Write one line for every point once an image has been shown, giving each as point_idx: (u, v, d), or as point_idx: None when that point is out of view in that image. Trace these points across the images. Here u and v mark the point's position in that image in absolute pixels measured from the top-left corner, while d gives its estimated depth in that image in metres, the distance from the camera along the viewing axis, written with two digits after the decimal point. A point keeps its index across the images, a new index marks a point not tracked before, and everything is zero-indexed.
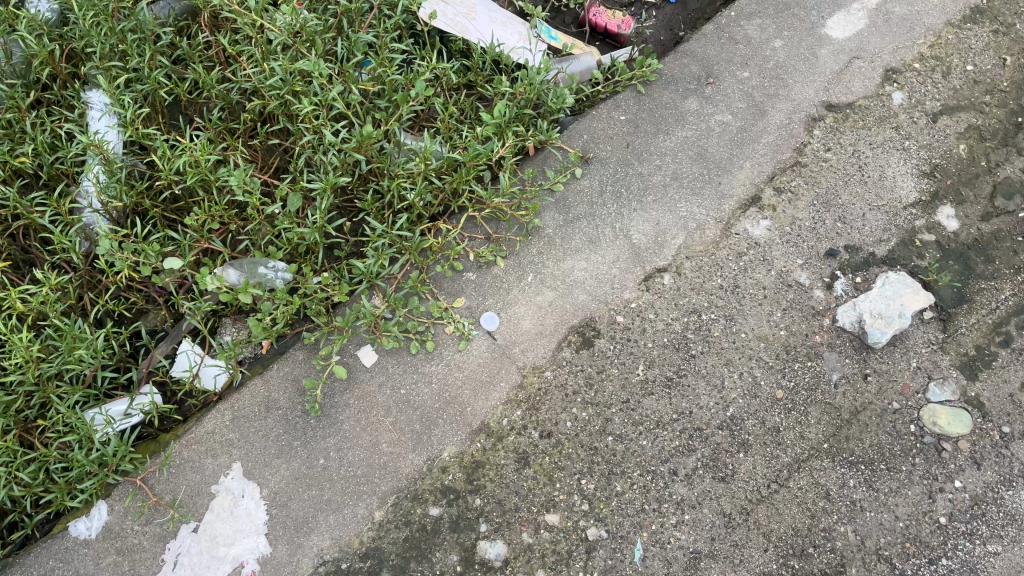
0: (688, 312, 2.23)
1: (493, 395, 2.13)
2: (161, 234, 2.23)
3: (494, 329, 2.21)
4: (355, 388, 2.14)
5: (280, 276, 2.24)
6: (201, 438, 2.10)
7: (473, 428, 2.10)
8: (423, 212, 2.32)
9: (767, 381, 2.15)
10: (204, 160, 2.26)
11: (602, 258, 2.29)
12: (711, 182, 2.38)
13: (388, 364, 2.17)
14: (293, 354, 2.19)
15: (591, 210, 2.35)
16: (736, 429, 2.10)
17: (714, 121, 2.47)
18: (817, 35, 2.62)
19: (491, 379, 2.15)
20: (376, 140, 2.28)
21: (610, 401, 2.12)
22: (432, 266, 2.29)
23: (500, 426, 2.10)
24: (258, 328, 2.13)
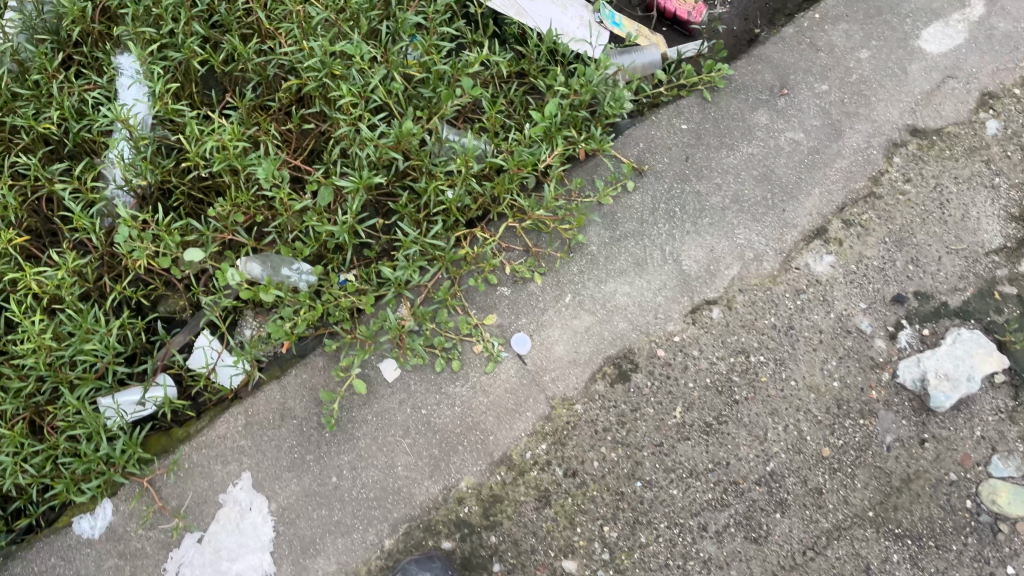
0: (736, 352, 2.07)
1: (518, 425, 2.01)
2: (184, 221, 2.10)
3: (525, 352, 2.07)
4: (373, 403, 2.03)
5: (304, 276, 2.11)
6: (212, 442, 2.02)
7: (493, 458, 1.98)
8: (460, 217, 2.16)
9: (813, 437, 2.00)
10: (233, 146, 2.11)
11: (647, 283, 2.12)
12: (774, 209, 2.19)
13: (410, 381, 2.05)
14: (312, 359, 2.08)
15: (641, 228, 2.17)
16: (775, 486, 1.96)
17: (784, 138, 2.26)
18: (909, 48, 2.37)
19: (517, 407, 2.02)
20: (416, 137, 2.12)
21: (642, 443, 1.99)
22: (464, 278, 2.15)
23: (523, 459, 1.98)
24: (277, 334, 2.02)
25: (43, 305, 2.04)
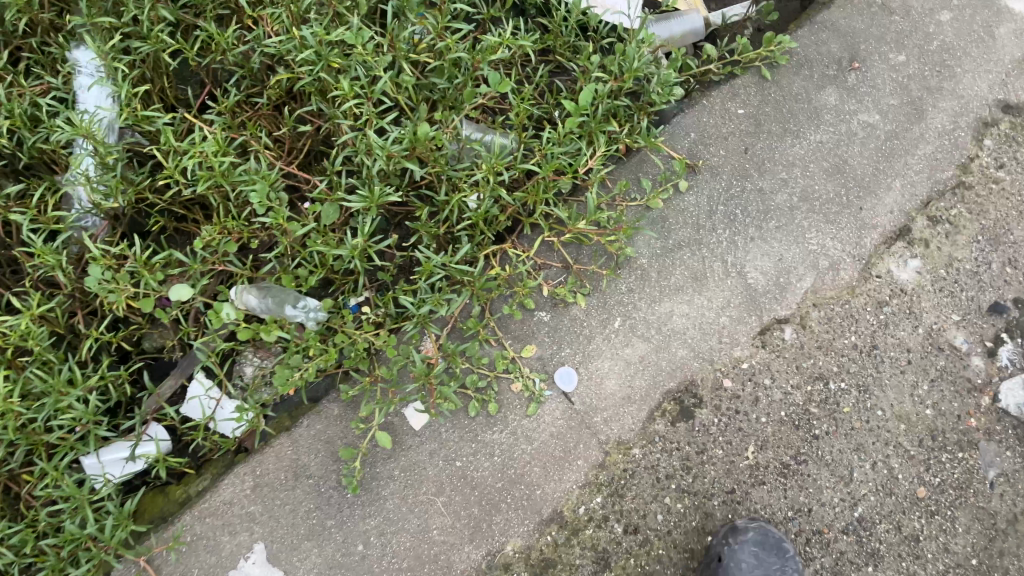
0: (813, 379, 1.80)
1: (568, 477, 1.75)
2: (166, 253, 1.77)
3: (571, 389, 1.80)
4: (401, 457, 1.76)
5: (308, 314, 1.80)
6: (217, 510, 1.74)
7: (542, 516, 1.73)
8: (488, 232, 1.86)
9: (906, 475, 1.75)
10: (218, 162, 1.77)
11: (708, 302, 1.84)
12: (850, 207, 1.89)
13: (441, 429, 1.78)
14: (326, 406, 1.80)
15: (697, 236, 1.88)
16: (866, 535, 1.72)
17: (857, 122, 1.95)
18: (995, 8, 2.08)
19: (565, 455, 1.76)
20: (434, 140, 1.79)
21: (711, 491, 1.75)
22: (497, 304, 1.86)
23: (576, 516, 1.73)
24: (284, 384, 1.73)
25: (7, 358, 1.73)
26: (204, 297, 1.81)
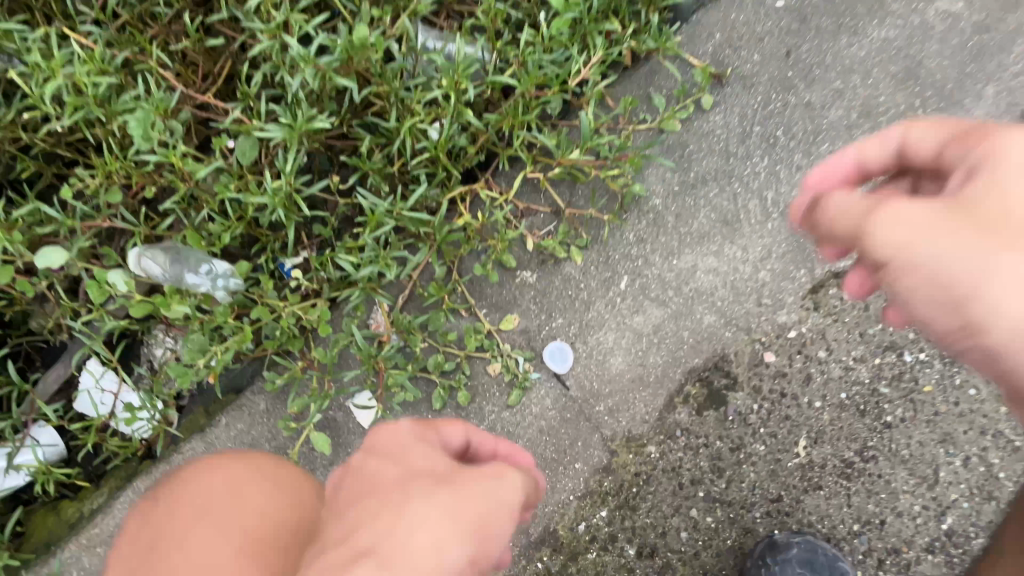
0: (883, 350, 1.37)
1: (563, 486, 1.34)
2: (31, 208, 1.35)
3: (565, 371, 1.39)
4: (347, 464, 1.37)
5: (206, 286, 1.34)
6: (110, 535, 1.43)
7: (529, 538, 1.33)
8: (455, 169, 1.42)
9: (1007, 475, 1.33)
10: (90, 85, 1.33)
11: (742, 253, 1.41)
12: (927, 122, 1.42)
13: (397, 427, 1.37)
14: (249, 401, 1.41)
15: (727, 166, 1.44)
16: (952, 554, 1.33)
17: (934, 11, 1.48)
18: None
19: (558, 457, 1.35)
20: (375, 48, 1.34)
21: (750, 500, 1.34)
22: (467, 262, 1.43)
23: (574, 536, 1.33)
24: (182, 374, 1.32)
25: None
26: (88, 261, 1.41)
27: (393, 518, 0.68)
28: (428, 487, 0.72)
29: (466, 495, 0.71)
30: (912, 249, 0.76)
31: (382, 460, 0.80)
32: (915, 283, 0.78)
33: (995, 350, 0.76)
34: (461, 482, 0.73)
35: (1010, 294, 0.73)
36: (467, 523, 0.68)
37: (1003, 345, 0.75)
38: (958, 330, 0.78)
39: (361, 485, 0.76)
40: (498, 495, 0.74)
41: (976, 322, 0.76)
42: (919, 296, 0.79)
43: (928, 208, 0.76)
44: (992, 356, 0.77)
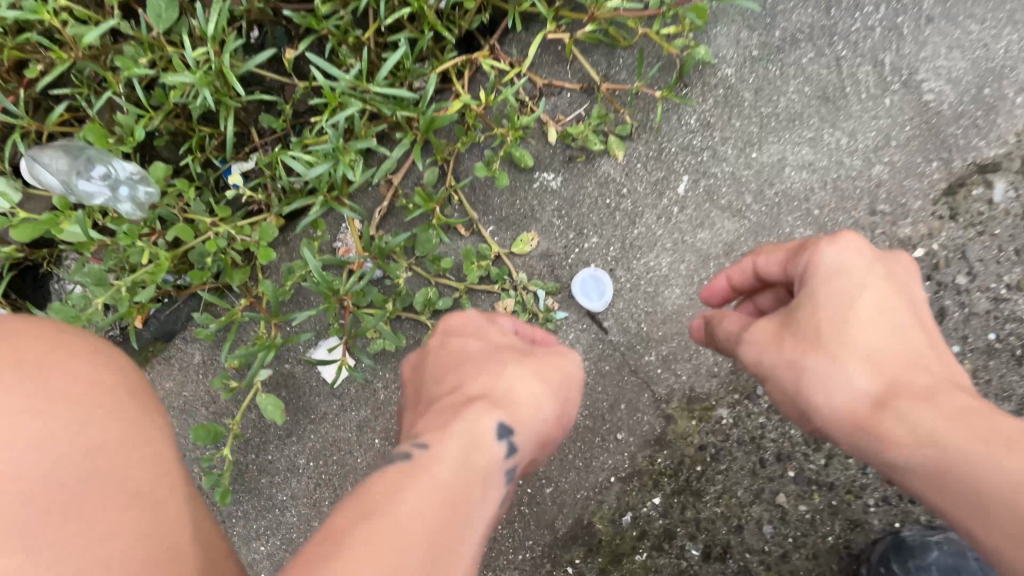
0: None
1: (602, 464, 0.98)
2: None
3: (602, 308, 1.01)
4: (311, 436, 1.02)
5: (104, 195, 0.98)
6: None
7: (554, 536, 0.98)
8: (448, 34, 1.01)
9: None
10: None
11: (849, 139, 1.01)
12: None
13: (376, 385, 1.01)
14: (179, 352, 1.06)
15: (831, 19, 1.01)
16: None
17: None
18: None
19: (595, 425, 0.99)
20: None
21: (862, 484, 0.96)
22: (467, 161, 1.04)
23: (616, 533, 0.98)
24: (70, 319, 0.94)
25: None
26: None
27: (509, 400, 0.68)
28: (523, 359, 0.73)
29: (558, 365, 0.75)
30: (850, 305, 0.63)
31: (460, 360, 0.76)
32: (821, 385, 0.62)
33: (854, 444, 0.60)
34: (549, 356, 0.75)
35: (829, 380, 0.61)
36: (563, 403, 0.72)
37: (888, 463, 0.58)
38: (787, 407, 0.66)
39: (448, 359, 0.77)
40: (546, 428, 0.71)
41: (796, 395, 0.64)
42: (762, 368, 0.67)
43: (822, 280, 0.65)
44: (855, 450, 0.61)
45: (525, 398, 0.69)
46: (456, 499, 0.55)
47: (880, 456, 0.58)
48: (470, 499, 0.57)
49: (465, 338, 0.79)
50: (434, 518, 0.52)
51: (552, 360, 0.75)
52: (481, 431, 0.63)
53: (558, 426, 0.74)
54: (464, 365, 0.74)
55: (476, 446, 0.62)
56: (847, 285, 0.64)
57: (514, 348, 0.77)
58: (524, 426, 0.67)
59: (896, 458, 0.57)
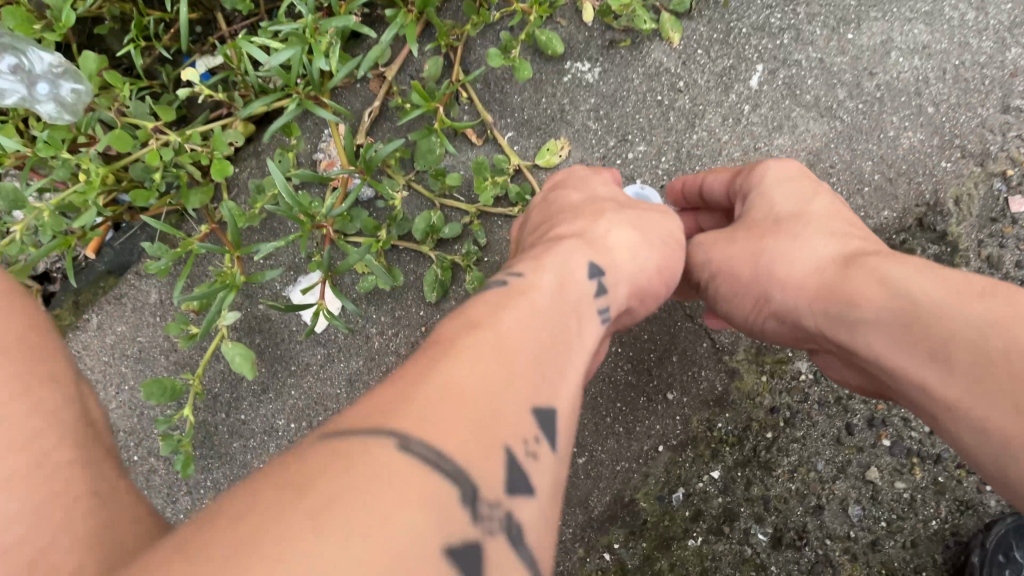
0: None
1: (648, 428, 0.80)
2: None
3: None
4: (291, 393, 0.84)
5: (19, 94, 0.79)
6: None
7: (588, 516, 0.81)
8: None
9: None
10: None
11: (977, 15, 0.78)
12: None
13: (372, 331, 0.83)
14: (132, 290, 0.87)
15: None
16: None
17: None
18: None
19: (641, 382, 0.80)
20: None
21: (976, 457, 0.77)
22: (480, 48, 0.82)
23: (665, 513, 0.79)
24: None
25: None
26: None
27: (602, 242, 0.63)
28: (619, 210, 0.68)
29: (657, 223, 0.68)
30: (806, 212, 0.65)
31: (557, 209, 0.70)
32: (785, 259, 0.62)
33: (823, 329, 0.58)
34: (647, 211, 0.69)
35: (788, 260, 0.62)
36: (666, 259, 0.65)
37: (860, 324, 0.54)
38: (756, 304, 0.65)
39: (541, 214, 0.71)
40: (643, 282, 0.64)
41: (762, 283, 0.63)
42: (724, 266, 0.66)
43: (757, 200, 0.68)
44: (824, 334, 0.58)
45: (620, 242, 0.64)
46: (558, 341, 0.48)
47: (844, 337, 0.56)
48: (564, 341, 0.49)
49: (547, 196, 0.73)
50: (534, 346, 0.45)
51: (650, 221, 0.68)
52: (568, 268, 0.57)
53: (654, 290, 0.66)
54: (554, 212, 0.69)
55: (564, 282, 0.55)
56: (801, 193, 0.66)
57: (614, 199, 0.70)
58: (615, 275, 0.60)
59: (860, 336, 0.54)
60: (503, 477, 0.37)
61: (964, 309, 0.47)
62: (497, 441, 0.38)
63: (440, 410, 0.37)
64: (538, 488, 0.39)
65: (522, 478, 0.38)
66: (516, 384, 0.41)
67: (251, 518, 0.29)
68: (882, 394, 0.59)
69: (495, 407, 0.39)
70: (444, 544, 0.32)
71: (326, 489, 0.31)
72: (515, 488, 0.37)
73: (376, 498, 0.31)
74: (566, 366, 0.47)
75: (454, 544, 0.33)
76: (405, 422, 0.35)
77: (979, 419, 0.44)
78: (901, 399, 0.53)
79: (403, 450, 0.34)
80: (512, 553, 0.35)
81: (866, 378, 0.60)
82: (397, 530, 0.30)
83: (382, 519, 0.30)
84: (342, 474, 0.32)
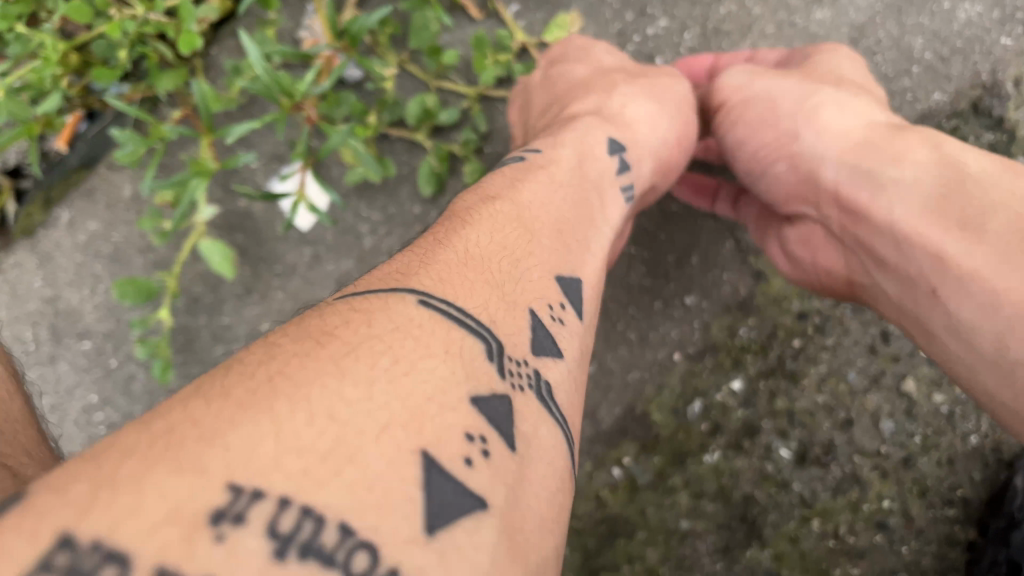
0: None
1: (665, 336, 0.73)
2: None
3: None
4: (276, 296, 0.77)
5: None
6: None
7: (596, 429, 0.74)
8: None
9: None
10: None
11: None
12: None
13: (363, 229, 0.76)
14: (104, 183, 0.80)
15: None
16: None
17: None
18: None
19: (658, 285, 0.73)
20: None
21: None
22: None
23: (681, 426, 0.73)
24: None
25: None
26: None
27: (620, 119, 0.61)
28: (631, 80, 0.65)
29: (671, 88, 0.65)
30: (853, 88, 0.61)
31: (566, 86, 0.66)
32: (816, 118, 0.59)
33: (841, 176, 0.55)
34: (656, 75, 0.66)
35: (828, 108, 0.58)
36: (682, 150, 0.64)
37: (883, 181, 0.52)
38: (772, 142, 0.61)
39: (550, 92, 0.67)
40: (665, 159, 0.62)
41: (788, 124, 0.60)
42: (754, 109, 0.62)
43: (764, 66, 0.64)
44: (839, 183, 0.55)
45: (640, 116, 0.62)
46: (577, 219, 0.51)
47: (868, 184, 0.53)
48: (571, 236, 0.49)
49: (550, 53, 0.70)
50: (551, 219, 0.48)
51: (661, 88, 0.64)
52: (587, 146, 0.57)
53: (675, 166, 0.65)
54: (563, 91, 0.66)
55: (583, 160, 0.56)
56: (856, 76, 0.63)
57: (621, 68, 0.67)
58: (639, 152, 0.60)
59: (893, 182, 0.51)
60: (527, 337, 0.39)
61: (1016, 181, 0.46)
62: (518, 305, 0.41)
63: (459, 273, 0.39)
64: (563, 350, 0.41)
65: (548, 340, 0.41)
66: (534, 260, 0.45)
67: (275, 370, 0.29)
68: (854, 278, 0.58)
69: (513, 279, 0.42)
70: (474, 392, 0.33)
71: (345, 342, 0.31)
72: (541, 350, 0.40)
73: (399, 346, 0.32)
74: (588, 241, 0.50)
75: (485, 395, 0.33)
76: (425, 280, 0.38)
77: (996, 288, 0.43)
78: (896, 271, 0.51)
79: (423, 304, 0.36)
80: (542, 404, 0.37)
81: (846, 255, 0.58)
82: (424, 380, 0.32)
83: (401, 367, 0.31)
84: (366, 328, 0.33)
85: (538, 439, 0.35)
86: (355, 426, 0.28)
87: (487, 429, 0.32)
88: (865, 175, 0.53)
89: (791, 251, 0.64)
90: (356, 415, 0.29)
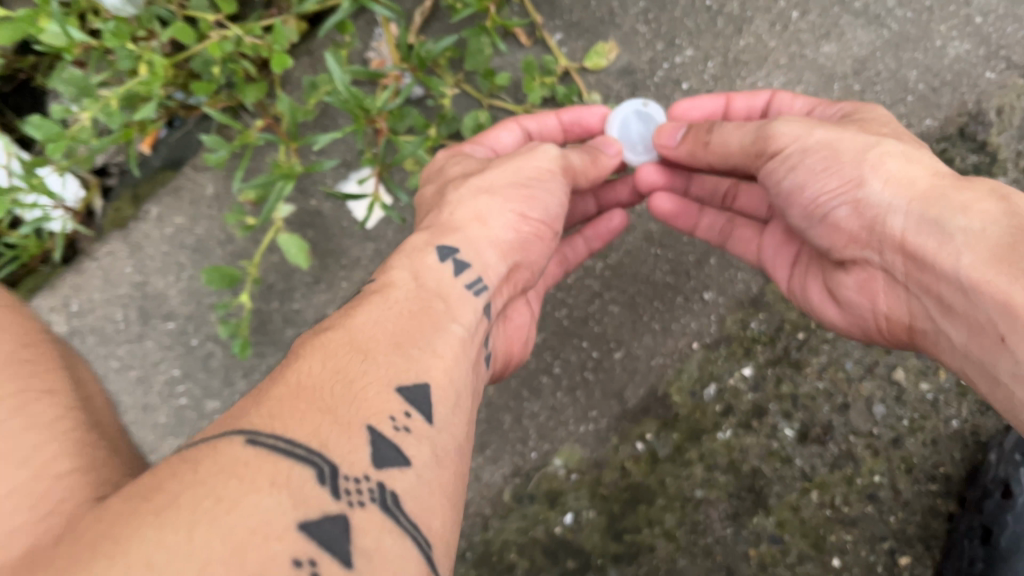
0: None
1: (683, 327, 0.84)
2: None
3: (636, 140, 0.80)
4: (342, 285, 0.87)
5: None
6: None
7: (623, 407, 0.84)
8: None
9: None
10: None
11: None
12: None
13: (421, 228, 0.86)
14: (189, 183, 0.90)
15: None
16: None
17: None
18: None
19: (679, 282, 0.84)
20: None
21: None
22: None
23: (697, 407, 0.83)
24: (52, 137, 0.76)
25: None
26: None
27: (462, 228, 0.64)
28: (477, 178, 0.68)
29: (520, 162, 0.69)
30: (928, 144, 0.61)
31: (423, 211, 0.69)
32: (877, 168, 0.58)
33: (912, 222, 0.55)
34: (507, 159, 0.69)
35: (902, 160, 0.58)
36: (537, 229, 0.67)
37: (948, 233, 0.52)
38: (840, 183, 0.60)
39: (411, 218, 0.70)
40: (529, 233, 0.66)
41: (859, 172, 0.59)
42: (808, 161, 0.62)
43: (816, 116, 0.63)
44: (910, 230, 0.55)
45: (490, 196, 0.66)
46: (413, 330, 0.53)
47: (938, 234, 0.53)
48: (414, 343, 0.52)
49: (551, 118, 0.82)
50: (388, 333, 0.52)
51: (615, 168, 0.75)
52: (422, 266, 0.60)
53: (540, 237, 0.68)
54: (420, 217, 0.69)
55: (421, 278, 0.59)
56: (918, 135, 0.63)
57: (464, 173, 0.70)
58: (476, 244, 0.63)
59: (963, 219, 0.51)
60: (364, 453, 0.43)
61: None
62: (357, 424, 0.44)
63: (291, 406, 0.43)
64: (412, 456, 0.45)
65: (393, 451, 0.44)
66: (374, 373, 0.48)
67: (103, 530, 0.33)
68: (915, 324, 0.59)
69: (347, 401, 0.45)
70: (301, 520, 0.37)
71: (170, 492, 0.35)
72: (385, 462, 0.43)
73: (224, 487, 0.36)
74: (434, 344, 0.53)
75: (315, 519, 0.37)
76: (255, 419, 0.41)
77: None
78: (963, 317, 0.52)
79: (250, 443, 0.39)
80: (385, 514, 0.41)
81: (908, 300, 0.59)
82: (248, 516, 0.35)
83: (223, 507, 0.35)
84: (191, 474, 0.37)
85: (380, 551, 0.39)
86: (181, 566, 0.32)
87: (317, 552, 0.36)
88: (933, 223, 0.53)
89: (846, 293, 0.66)
90: (183, 553, 0.32)
